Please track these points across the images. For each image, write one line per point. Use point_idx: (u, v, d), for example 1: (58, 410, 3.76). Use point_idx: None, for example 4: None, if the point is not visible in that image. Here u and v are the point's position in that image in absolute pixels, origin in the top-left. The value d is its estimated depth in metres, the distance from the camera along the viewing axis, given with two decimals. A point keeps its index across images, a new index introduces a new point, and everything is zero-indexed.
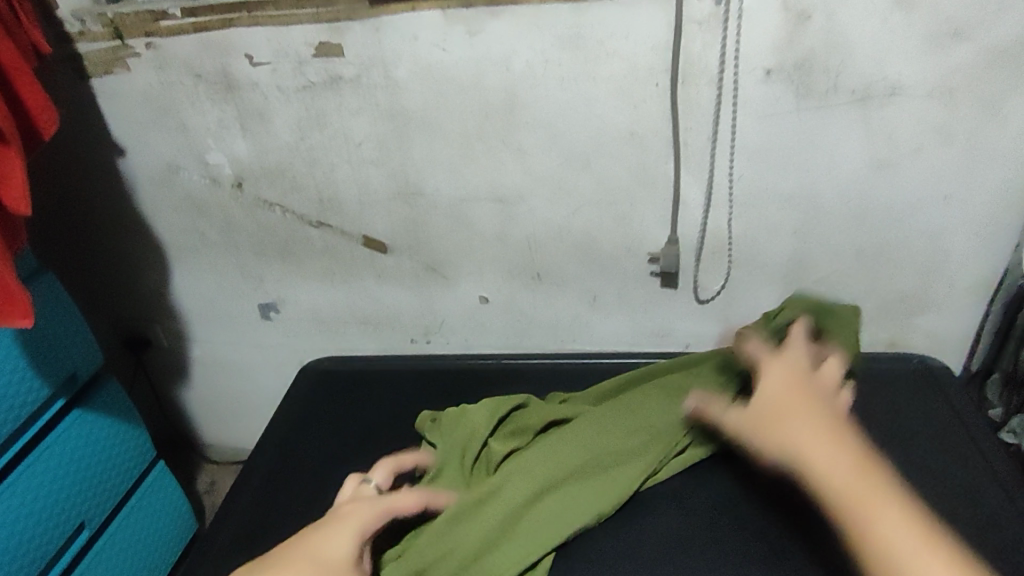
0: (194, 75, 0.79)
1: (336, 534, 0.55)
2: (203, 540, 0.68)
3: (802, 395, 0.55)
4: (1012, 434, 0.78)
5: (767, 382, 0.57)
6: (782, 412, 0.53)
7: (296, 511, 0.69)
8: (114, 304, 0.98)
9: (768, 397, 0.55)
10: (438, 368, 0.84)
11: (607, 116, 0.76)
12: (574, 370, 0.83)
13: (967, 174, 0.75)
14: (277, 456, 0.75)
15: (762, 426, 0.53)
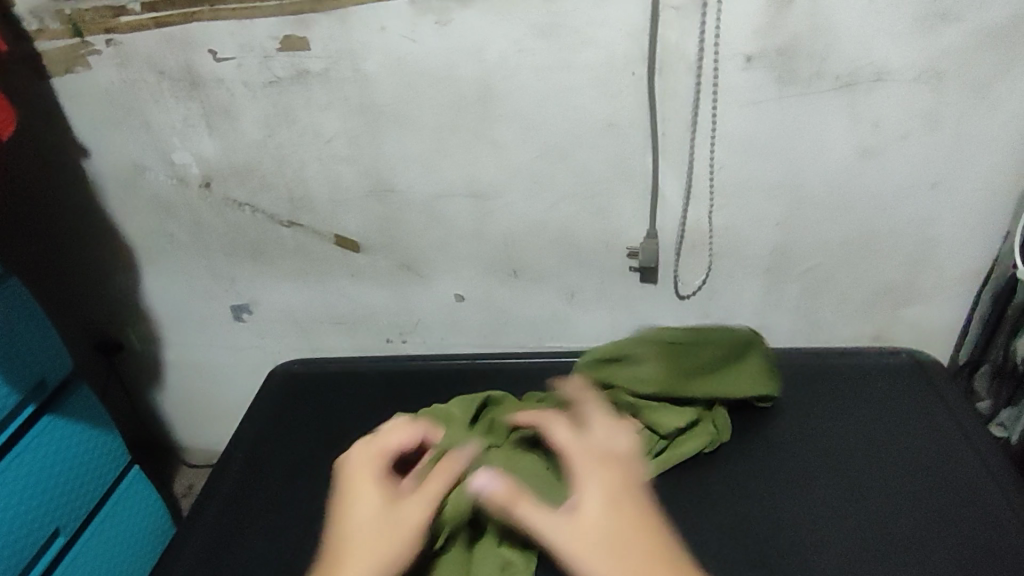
0: (157, 72, 0.76)
1: (360, 499, 0.58)
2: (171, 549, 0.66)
3: (622, 514, 0.55)
4: (1001, 427, 0.79)
5: (587, 494, 0.55)
6: (610, 545, 0.52)
7: (266, 520, 0.67)
8: (85, 308, 0.96)
9: (591, 519, 0.54)
10: (412, 371, 0.83)
11: (583, 107, 0.73)
12: (550, 370, 0.82)
13: (955, 161, 0.73)
14: (246, 463, 0.73)
15: (590, 554, 0.52)
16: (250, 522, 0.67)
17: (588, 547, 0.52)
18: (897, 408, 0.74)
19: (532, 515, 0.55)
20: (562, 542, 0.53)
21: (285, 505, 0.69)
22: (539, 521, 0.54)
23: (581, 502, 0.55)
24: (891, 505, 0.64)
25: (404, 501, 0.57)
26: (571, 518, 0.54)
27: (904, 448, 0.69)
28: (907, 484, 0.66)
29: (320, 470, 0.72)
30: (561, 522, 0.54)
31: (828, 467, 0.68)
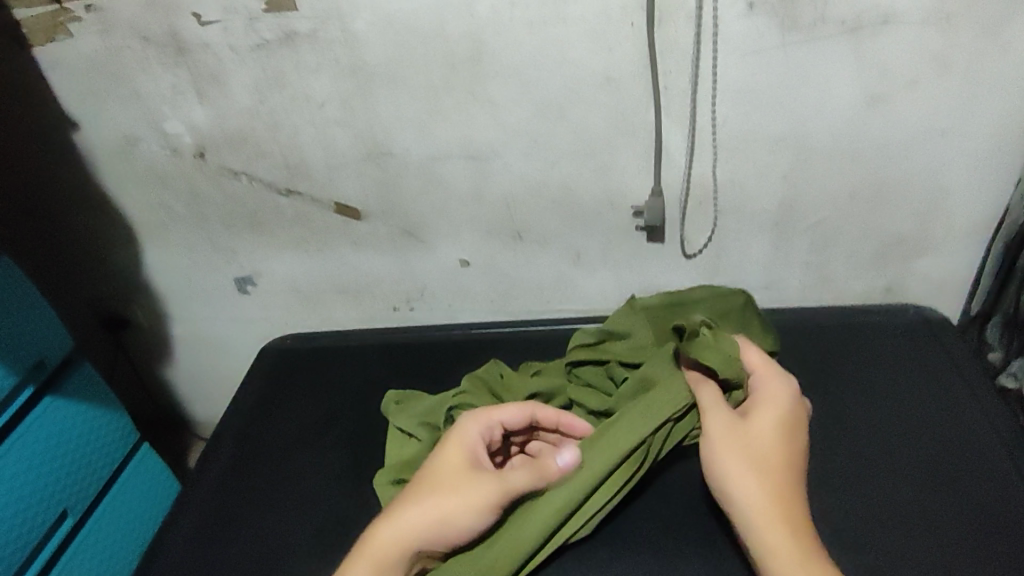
0: (141, 38, 0.74)
1: (436, 478, 0.59)
2: (181, 518, 0.69)
3: (790, 448, 0.58)
4: (1012, 377, 0.76)
5: (764, 416, 0.59)
6: (770, 470, 0.56)
7: (274, 491, 0.69)
8: (87, 283, 0.96)
9: (765, 436, 0.58)
10: (410, 343, 0.84)
11: (581, 61, 0.71)
12: (546, 338, 0.82)
13: (968, 105, 0.70)
14: (252, 434, 0.75)
15: (747, 465, 0.56)
16: (254, 498, 0.69)
17: (750, 468, 0.56)
18: (908, 364, 0.73)
19: (711, 405, 0.59)
20: (720, 438, 0.57)
21: (291, 477, 0.70)
22: (715, 424, 0.58)
23: (758, 417, 0.59)
24: (903, 481, 0.63)
25: (477, 488, 0.57)
26: (740, 427, 0.58)
27: (912, 404, 0.69)
28: (920, 456, 0.65)
29: (320, 442, 0.73)
30: (729, 426, 0.58)
31: (836, 435, 0.67)
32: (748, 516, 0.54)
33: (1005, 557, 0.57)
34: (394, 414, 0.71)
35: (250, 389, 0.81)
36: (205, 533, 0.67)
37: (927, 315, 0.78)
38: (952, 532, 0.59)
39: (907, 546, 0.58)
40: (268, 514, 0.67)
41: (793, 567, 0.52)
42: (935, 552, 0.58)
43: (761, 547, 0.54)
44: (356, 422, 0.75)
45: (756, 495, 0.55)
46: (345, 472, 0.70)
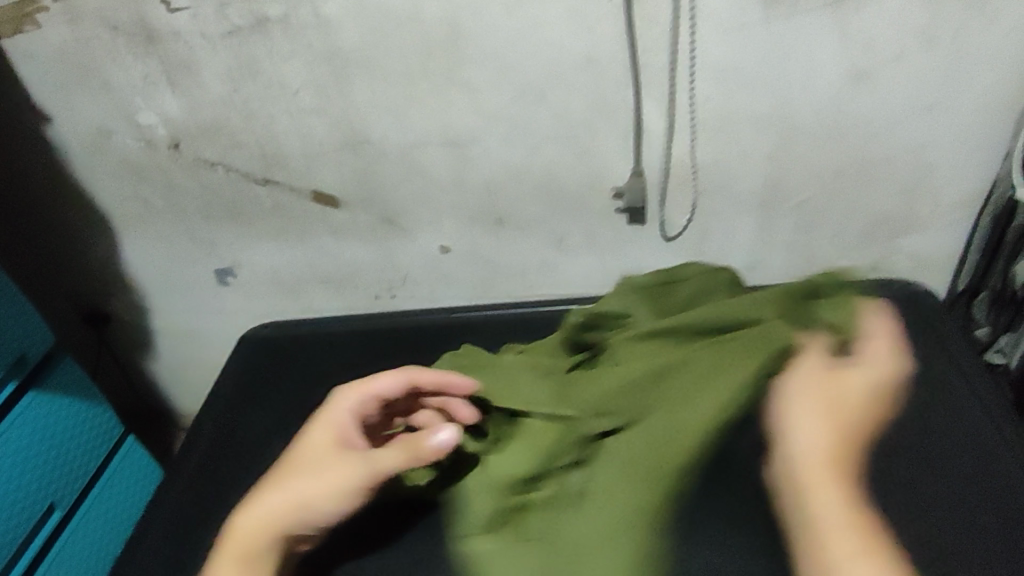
0: (110, 27, 0.72)
1: (304, 461, 0.57)
2: (160, 510, 0.68)
3: (883, 414, 0.44)
4: (999, 353, 0.77)
5: (868, 371, 0.45)
6: (852, 436, 0.43)
7: (252, 481, 0.69)
8: (67, 279, 0.94)
9: (856, 393, 0.44)
10: (383, 329, 0.83)
11: (559, 42, 0.69)
12: (522, 320, 0.82)
13: (953, 79, 0.69)
14: (225, 425, 0.75)
15: (826, 418, 0.43)
16: (236, 488, 0.68)
17: (827, 419, 0.43)
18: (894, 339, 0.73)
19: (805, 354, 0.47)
20: (805, 388, 0.45)
21: (264, 466, 0.70)
22: (802, 373, 0.46)
23: (862, 369, 0.45)
24: (894, 450, 0.62)
25: (344, 468, 0.56)
26: (833, 377, 0.45)
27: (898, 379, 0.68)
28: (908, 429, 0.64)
29: (291, 432, 0.73)
30: (820, 373, 0.45)
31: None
32: (803, 479, 0.42)
33: (993, 527, 0.57)
34: None
35: (227, 379, 0.80)
36: (185, 524, 0.67)
37: (912, 287, 0.77)
38: (941, 502, 0.58)
39: (896, 514, 0.58)
40: None
41: (845, 551, 0.40)
42: (922, 521, 0.57)
43: (815, 522, 0.41)
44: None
45: (827, 456, 0.42)
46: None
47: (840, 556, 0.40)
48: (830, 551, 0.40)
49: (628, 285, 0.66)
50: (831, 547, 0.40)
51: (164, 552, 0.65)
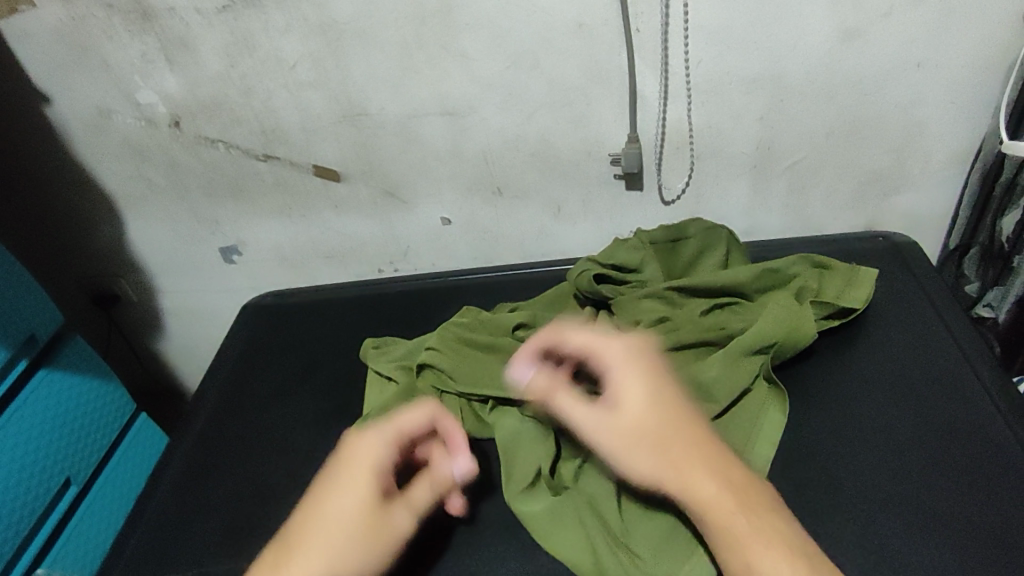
0: (105, 5, 0.73)
1: (342, 533, 0.49)
2: (172, 476, 0.70)
3: (668, 403, 0.51)
4: (988, 308, 0.78)
5: (624, 385, 0.52)
6: (661, 448, 0.49)
7: (260, 445, 0.70)
8: (74, 261, 0.96)
9: (632, 415, 0.50)
10: (383, 293, 0.86)
11: (552, 9, 0.70)
12: (518, 281, 0.85)
13: (941, 35, 0.70)
14: (231, 392, 0.77)
15: (636, 450, 0.49)
16: (236, 453, 0.70)
17: (646, 459, 0.49)
18: (884, 295, 0.74)
19: (569, 411, 0.53)
20: (601, 437, 0.51)
21: (275, 426, 0.72)
22: (589, 424, 0.52)
23: (619, 389, 0.52)
24: (870, 400, 0.64)
25: (392, 526, 0.51)
26: (606, 416, 0.51)
27: (891, 330, 0.70)
28: (902, 379, 0.65)
29: (296, 393, 0.75)
30: (594, 415, 0.52)
31: (806, 367, 0.68)
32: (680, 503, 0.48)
33: (965, 465, 0.58)
34: (373, 360, 0.73)
35: (232, 348, 0.83)
36: (184, 488, 0.68)
37: (896, 242, 0.80)
38: (915, 444, 0.60)
39: (868, 456, 0.60)
40: (253, 467, 0.68)
41: (733, 534, 0.46)
42: (894, 462, 0.59)
43: (712, 523, 0.47)
44: (335, 375, 0.76)
45: (667, 476, 0.48)
46: (323, 419, 0.71)
47: (745, 537, 0.46)
48: (731, 539, 0.46)
49: (639, 241, 0.73)
50: (731, 537, 0.46)
51: (170, 511, 0.66)
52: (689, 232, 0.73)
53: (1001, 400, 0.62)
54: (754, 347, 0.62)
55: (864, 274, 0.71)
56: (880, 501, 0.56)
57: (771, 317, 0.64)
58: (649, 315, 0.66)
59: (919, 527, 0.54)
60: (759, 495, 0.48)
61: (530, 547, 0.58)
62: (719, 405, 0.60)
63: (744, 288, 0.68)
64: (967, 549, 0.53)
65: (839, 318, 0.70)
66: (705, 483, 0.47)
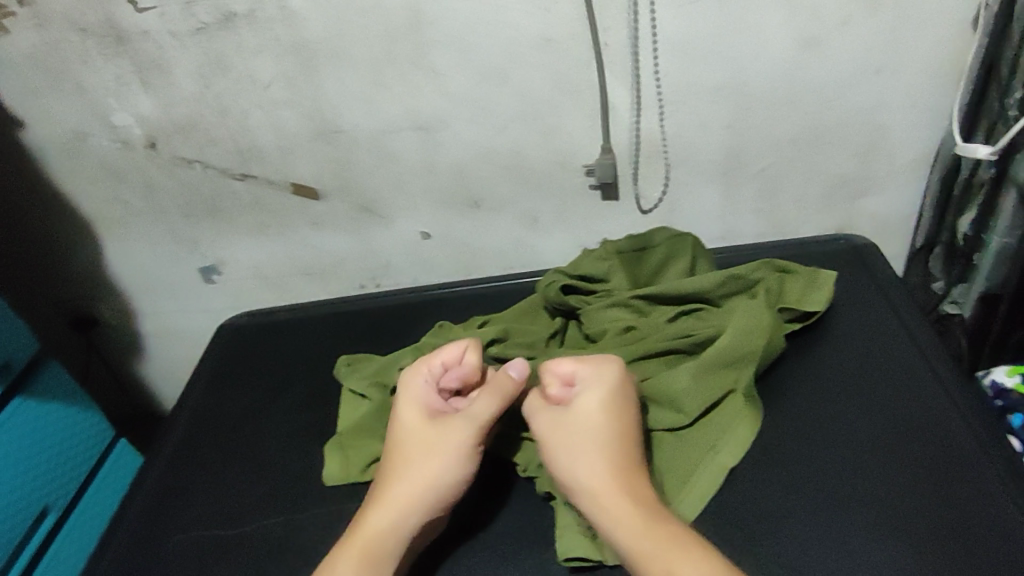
0: (78, 29, 0.73)
1: (409, 444, 0.59)
2: (147, 499, 0.69)
3: (619, 420, 0.57)
4: (954, 304, 0.81)
5: (590, 394, 0.58)
6: (603, 460, 0.55)
7: (239, 463, 0.70)
8: (50, 285, 0.95)
9: (588, 418, 0.57)
10: (362, 309, 0.87)
11: (520, 24, 0.71)
12: (495, 292, 0.86)
13: (896, 43, 0.73)
14: (206, 413, 0.77)
15: (577, 448, 0.56)
16: (213, 472, 0.70)
17: (587, 467, 0.55)
18: (850, 296, 0.76)
19: (537, 421, 0.59)
20: (550, 442, 0.57)
21: (252, 442, 0.72)
22: (546, 431, 0.58)
23: (582, 398, 0.58)
24: (834, 401, 0.65)
25: (451, 434, 0.58)
26: (563, 423, 0.58)
27: (859, 328, 0.72)
28: (873, 379, 0.67)
29: (275, 408, 0.76)
30: (555, 424, 0.58)
31: (774, 371, 0.70)
32: (605, 522, 0.53)
33: (922, 460, 0.59)
34: (347, 377, 0.74)
35: (207, 368, 0.83)
36: (159, 509, 0.68)
37: (856, 244, 0.83)
38: (874, 442, 0.61)
39: (829, 456, 0.61)
40: (230, 487, 0.68)
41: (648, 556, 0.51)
42: (861, 460, 0.60)
43: (622, 543, 0.52)
44: (314, 389, 0.77)
45: (593, 479, 0.54)
46: (298, 436, 0.72)
47: (650, 551, 0.51)
48: (638, 557, 0.51)
49: (604, 252, 0.75)
50: (640, 546, 0.51)
51: (147, 530, 0.66)
52: (649, 239, 0.75)
53: (958, 396, 0.64)
54: (720, 358, 0.64)
55: (824, 275, 0.72)
56: (841, 498, 0.58)
57: (738, 327, 0.65)
58: (614, 324, 0.70)
59: (875, 521, 0.56)
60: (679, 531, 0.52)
61: (500, 555, 0.58)
62: (687, 416, 0.62)
63: (708, 295, 0.70)
64: (922, 542, 0.54)
65: (800, 321, 0.72)
66: (631, 509, 0.53)
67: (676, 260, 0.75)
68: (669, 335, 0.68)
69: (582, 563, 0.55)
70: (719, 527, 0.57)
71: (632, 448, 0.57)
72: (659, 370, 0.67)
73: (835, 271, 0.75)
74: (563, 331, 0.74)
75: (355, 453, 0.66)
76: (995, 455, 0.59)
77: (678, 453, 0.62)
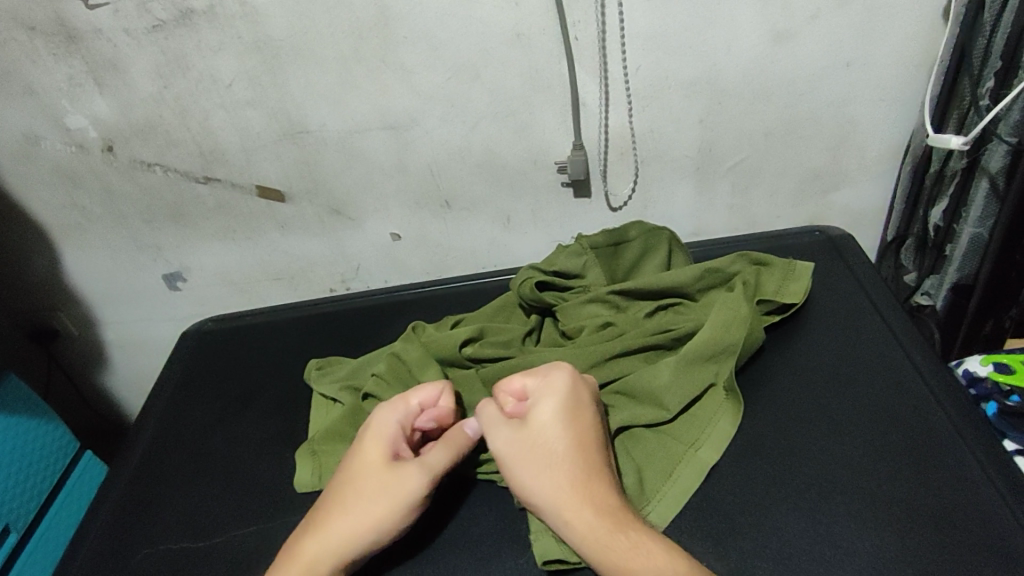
0: (25, 28, 0.70)
1: (361, 479, 0.56)
2: (110, 514, 0.66)
3: (575, 428, 0.56)
4: (926, 296, 0.83)
5: (544, 404, 0.57)
6: (565, 471, 0.53)
7: (208, 474, 0.68)
8: (6, 296, 0.91)
9: (545, 429, 0.55)
10: (332, 313, 0.85)
11: (488, 19, 0.70)
12: (469, 291, 0.84)
13: (867, 36, 0.72)
14: (167, 424, 0.74)
15: (536, 461, 0.54)
16: (179, 486, 0.67)
17: (548, 477, 0.53)
18: (827, 288, 0.76)
19: (492, 438, 0.57)
20: (509, 458, 0.55)
21: (219, 452, 0.70)
22: (504, 447, 0.56)
23: (536, 410, 0.57)
24: (814, 390, 0.65)
25: (404, 482, 0.55)
26: (519, 436, 0.56)
27: (833, 320, 0.72)
28: (855, 370, 0.66)
29: (242, 417, 0.73)
30: (512, 440, 0.56)
31: (751, 364, 0.69)
32: (573, 532, 0.51)
33: (902, 447, 0.59)
34: (317, 381, 0.72)
35: (172, 377, 0.80)
36: (123, 525, 0.65)
37: (832, 235, 0.83)
38: (857, 432, 0.61)
39: (810, 444, 0.61)
40: (197, 500, 0.65)
41: (618, 562, 0.50)
42: (842, 448, 0.60)
43: (590, 551, 0.51)
44: (280, 397, 0.74)
45: (555, 490, 0.53)
46: (267, 445, 0.69)
47: (617, 562, 0.50)
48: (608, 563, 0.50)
49: (579, 247, 0.74)
50: (606, 556, 0.50)
51: (111, 544, 0.63)
52: (625, 232, 0.74)
53: (935, 383, 0.64)
54: (701, 353, 0.63)
55: (801, 267, 0.72)
56: (823, 488, 0.57)
57: (718, 321, 0.64)
58: (592, 320, 0.69)
59: (856, 510, 0.55)
60: (649, 535, 0.51)
61: (479, 559, 0.57)
62: (669, 412, 0.61)
63: (685, 289, 0.69)
64: (903, 529, 0.54)
65: (779, 313, 0.72)
66: (597, 518, 0.51)
67: (654, 253, 0.74)
68: (648, 330, 0.67)
69: (562, 565, 0.54)
70: (698, 522, 0.57)
71: (593, 455, 0.55)
72: (638, 366, 0.66)
73: (812, 262, 0.75)
74: (539, 329, 0.73)
75: (326, 458, 0.64)
76: (972, 440, 0.59)
77: (657, 448, 0.61)
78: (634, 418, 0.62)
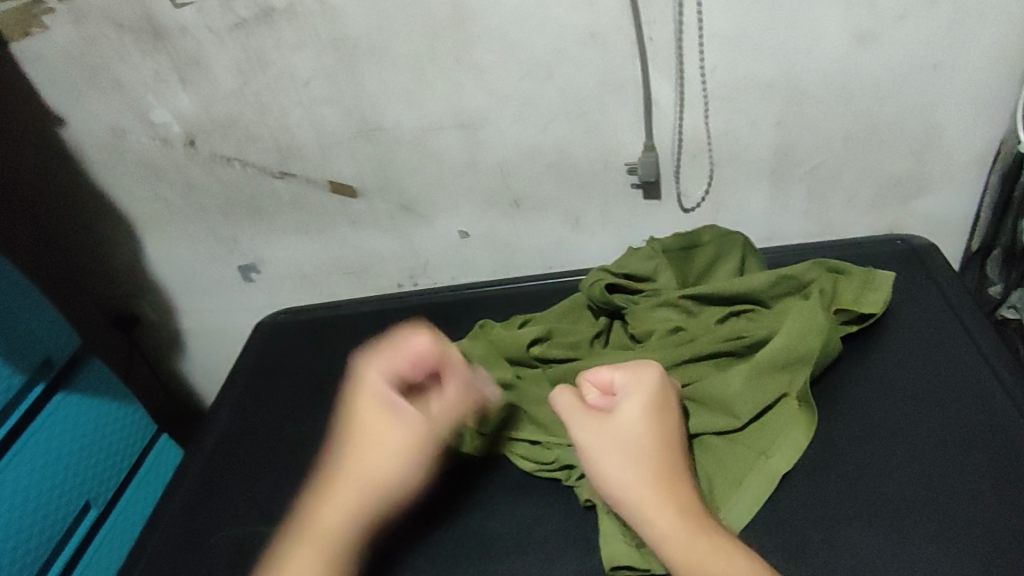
0: (116, 25, 0.73)
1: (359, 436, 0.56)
2: (190, 497, 0.69)
3: (659, 431, 0.56)
4: (1012, 309, 0.77)
5: (632, 403, 0.57)
6: (651, 472, 0.54)
7: (281, 462, 0.70)
8: (89, 283, 0.96)
9: (632, 428, 0.56)
10: (400, 309, 0.86)
11: (564, 19, 0.70)
12: (535, 292, 0.85)
13: (955, 38, 0.70)
14: (242, 412, 0.77)
15: (624, 458, 0.54)
16: (253, 473, 0.70)
17: (634, 476, 0.54)
18: (906, 299, 0.74)
19: (576, 430, 0.57)
20: (595, 452, 0.56)
21: (291, 442, 0.72)
22: (590, 441, 0.56)
23: (624, 408, 0.57)
24: (893, 404, 0.64)
25: (398, 436, 0.56)
26: (606, 433, 0.56)
27: (914, 332, 0.70)
28: (935, 385, 0.65)
29: (313, 408, 0.75)
30: (598, 435, 0.56)
31: (826, 375, 0.68)
32: (653, 532, 0.52)
33: (985, 468, 0.58)
34: None
35: (245, 368, 0.83)
36: (202, 508, 0.68)
37: (914, 246, 0.80)
38: (937, 449, 0.60)
39: (887, 458, 0.60)
40: (271, 487, 0.68)
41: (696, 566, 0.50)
42: (921, 465, 0.59)
43: (667, 551, 0.51)
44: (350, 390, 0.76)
45: (640, 490, 0.53)
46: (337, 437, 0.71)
47: (696, 560, 0.50)
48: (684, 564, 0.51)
49: (651, 250, 0.74)
50: (684, 556, 0.51)
51: (191, 525, 0.66)
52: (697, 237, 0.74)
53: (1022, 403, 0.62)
54: (776, 361, 0.62)
55: (881, 276, 0.71)
56: (899, 505, 0.57)
57: (794, 329, 0.63)
58: (663, 324, 0.69)
59: (935, 529, 0.54)
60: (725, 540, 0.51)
61: (543, 560, 0.58)
62: (739, 420, 0.61)
63: (760, 295, 0.68)
64: (984, 552, 0.52)
65: (856, 323, 0.70)
66: (676, 519, 0.52)
67: (727, 258, 0.73)
68: (720, 335, 0.66)
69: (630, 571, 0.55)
70: (769, 536, 0.56)
71: (675, 459, 0.56)
72: (709, 371, 0.65)
73: (892, 272, 0.72)
74: (607, 331, 0.73)
75: None
76: None
77: (727, 456, 0.61)
78: (705, 425, 0.62)
